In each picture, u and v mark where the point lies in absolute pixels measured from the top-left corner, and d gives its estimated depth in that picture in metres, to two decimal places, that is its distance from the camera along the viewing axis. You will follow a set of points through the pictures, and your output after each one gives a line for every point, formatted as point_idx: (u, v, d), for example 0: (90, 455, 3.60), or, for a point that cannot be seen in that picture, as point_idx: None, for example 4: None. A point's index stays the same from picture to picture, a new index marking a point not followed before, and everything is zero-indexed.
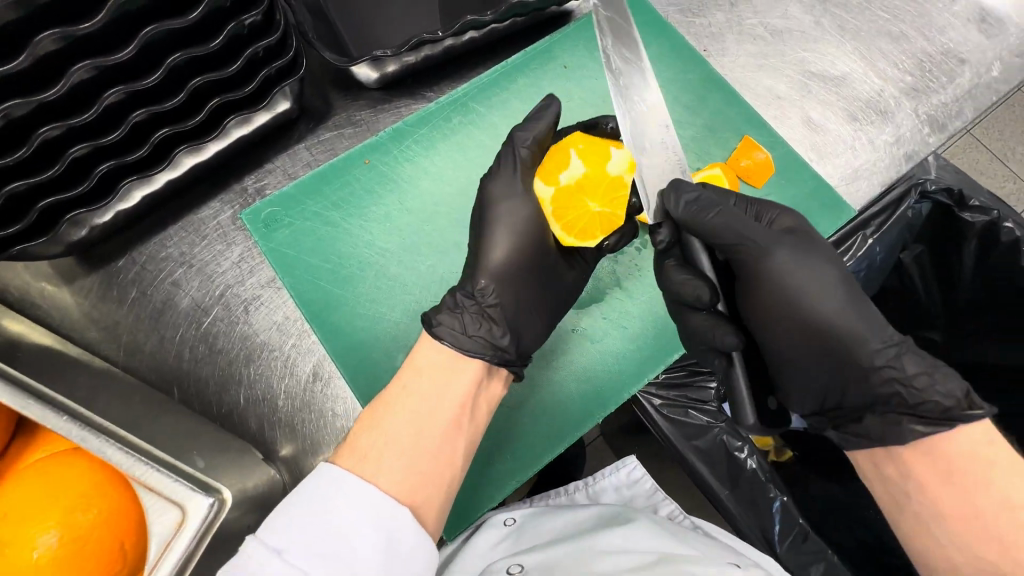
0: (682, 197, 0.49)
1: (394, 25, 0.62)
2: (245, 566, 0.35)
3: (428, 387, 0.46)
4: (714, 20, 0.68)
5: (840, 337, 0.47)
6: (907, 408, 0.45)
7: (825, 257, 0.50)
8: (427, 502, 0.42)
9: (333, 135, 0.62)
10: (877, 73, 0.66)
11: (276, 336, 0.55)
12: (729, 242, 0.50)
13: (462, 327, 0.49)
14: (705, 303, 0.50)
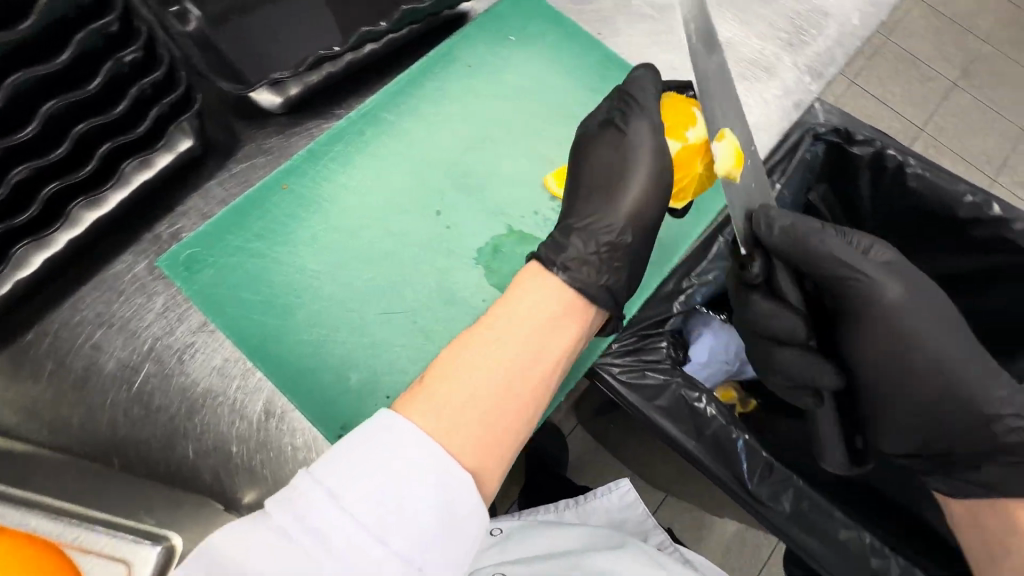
0: (779, 222, 0.49)
1: (290, 45, 0.62)
2: (295, 504, 0.33)
3: (521, 338, 0.43)
4: (603, 6, 0.75)
5: (949, 375, 0.51)
6: (1021, 456, 0.50)
7: (922, 289, 0.52)
8: (492, 465, 0.39)
9: (245, 167, 0.62)
10: (756, 35, 0.75)
11: (218, 379, 0.54)
12: (834, 279, 0.52)
13: (594, 278, 0.49)
14: (799, 339, 0.54)
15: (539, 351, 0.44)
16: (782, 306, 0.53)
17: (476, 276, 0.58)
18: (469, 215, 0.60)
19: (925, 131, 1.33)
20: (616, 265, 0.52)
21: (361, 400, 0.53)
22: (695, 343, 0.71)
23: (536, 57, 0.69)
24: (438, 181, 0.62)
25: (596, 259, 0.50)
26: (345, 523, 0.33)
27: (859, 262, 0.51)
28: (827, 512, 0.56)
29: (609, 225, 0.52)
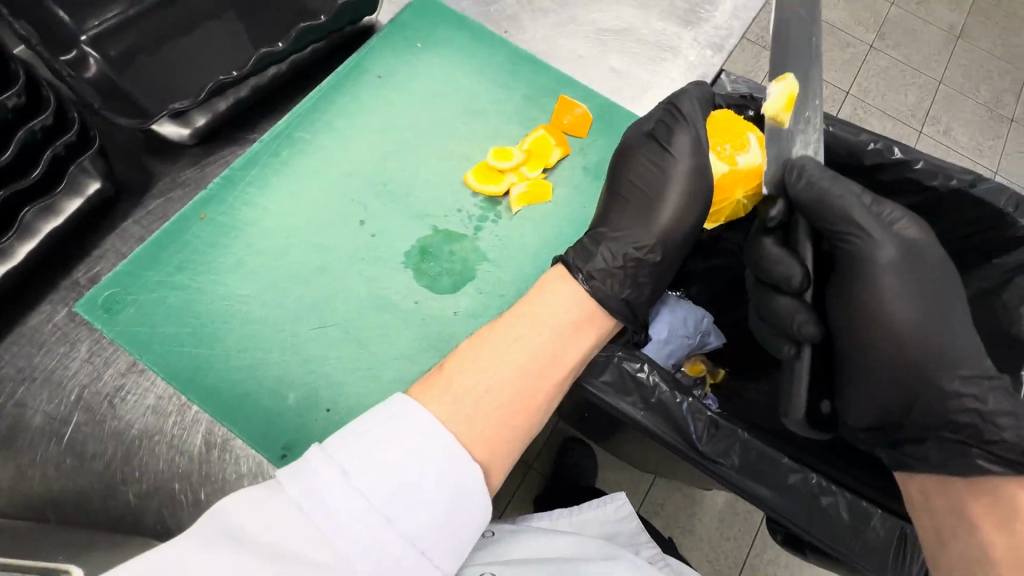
0: (805, 175, 0.49)
1: (184, 72, 0.64)
2: (312, 479, 0.34)
3: (537, 343, 0.49)
4: (507, 5, 0.77)
5: (927, 351, 0.48)
6: (979, 441, 0.46)
7: (935, 268, 0.50)
8: (498, 460, 0.44)
9: (162, 202, 0.62)
10: (655, 19, 0.79)
11: (153, 418, 0.53)
12: (836, 231, 0.51)
13: (618, 291, 0.54)
14: (796, 286, 0.50)
15: (553, 356, 0.49)
16: (789, 254, 0.50)
17: (407, 280, 0.58)
18: (393, 221, 0.61)
19: (852, 95, 1.58)
20: (641, 281, 0.56)
21: (303, 416, 0.52)
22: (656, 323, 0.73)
23: (445, 60, 0.70)
24: (359, 192, 0.62)
25: (624, 272, 0.55)
26: (360, 500, 0.34)
27: (867, 223, 0.50)
28: (773, 460, 0.58)
29: (638, 241, 0.56)
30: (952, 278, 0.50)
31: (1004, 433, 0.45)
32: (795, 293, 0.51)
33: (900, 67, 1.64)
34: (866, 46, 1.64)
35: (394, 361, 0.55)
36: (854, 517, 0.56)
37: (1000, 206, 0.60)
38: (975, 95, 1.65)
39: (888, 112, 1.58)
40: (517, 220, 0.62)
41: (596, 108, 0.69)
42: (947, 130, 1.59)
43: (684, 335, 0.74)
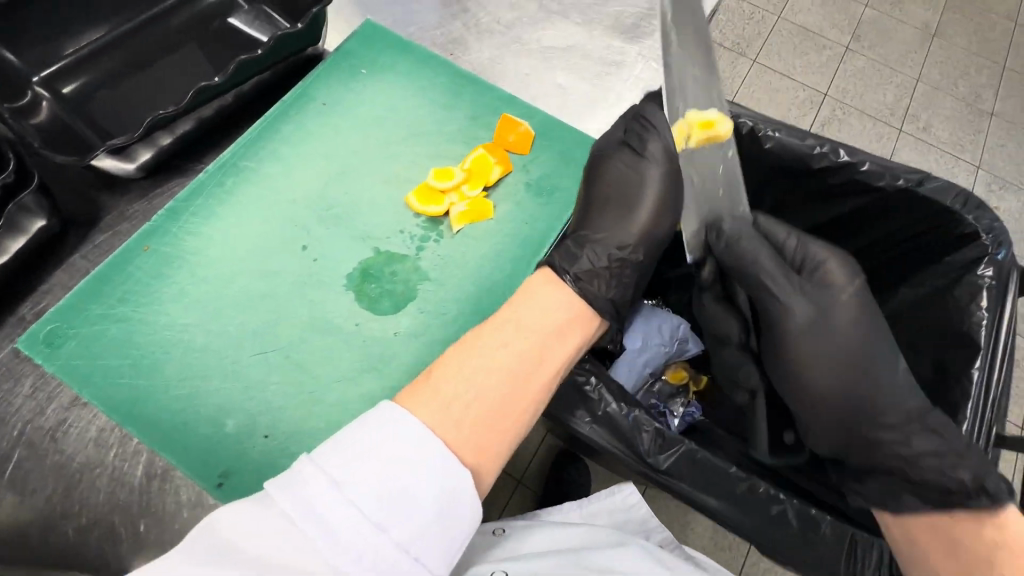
0: (723, 237, 0.60)
1: (127, 109, 0.68)
2: (305, 489, 0.36)
3: (524, 343, 0.49)
4: (453, 29, 0.79)
5: (857, 400, 0.55)
6: (910, 481, 0.53)
7: (853, 316, 0.57)
8: (489, 465, 0.44)
9: (108, 236, 0.63)
10: (600, 35, 0.80)
11: (93, 451, 0.53)
12: (763, 296, 0.59)
13: (604, 292, 0.57)
14: (735, 338, 0.67)
15: (541, 357, 0.49)
16: (730, 311, 0.62)
17: (348, 303, 0.59)
18: (336, 245, 0.61)
19: (830, 96, 1.59)
20: (625, 280, 0.59)
21: (240, 444, 0.52)
22: (632, 332, 0.79)
23: (389, 85, 0.71)
24: (304, 218, 0.62)
25: (607, 273, 0.58)
26: (350, 508, 0.36)
27: (776, 283, 0.58)
28: (720, 470, 0.58)
29: (618, 246, 0.59)
30: (875, 321, 0.57)
31: (927, 470, 0.51)
32: (738, 347, 0.62)
33: (877, 67, 1.65)
34: (842, 48, 1.66)
35: (334, 384, 0.55)
36: (802, 524, 0.57)
37: (949, 205, 0.70)
38: (954, 91, 1.65)
39: (867, 112, 1.59)
40: (458, 239, 0.63)
41: (539, 124, 0.70)
42: (927, 127, 1.59)
43: (660, 342, 0.80)
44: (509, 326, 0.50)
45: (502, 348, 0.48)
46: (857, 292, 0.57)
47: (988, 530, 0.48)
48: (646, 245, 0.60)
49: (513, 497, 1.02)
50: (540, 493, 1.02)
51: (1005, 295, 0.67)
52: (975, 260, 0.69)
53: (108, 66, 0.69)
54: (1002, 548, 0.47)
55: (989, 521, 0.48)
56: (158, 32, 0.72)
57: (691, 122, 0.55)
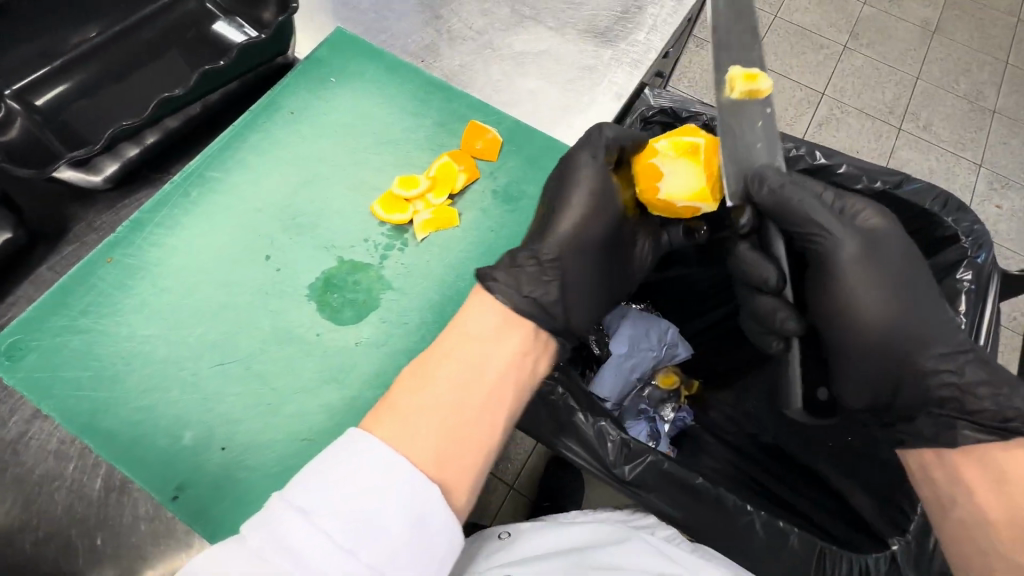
0: (769, 185, 0.52)
1: (97, 118, 0.69)
2: (275, 524, 0.39)
3: (466, 355, 0.50)
4: (426, 35, 0.79)
5: (908, 340, 0.51)
6: (964, 413, 0.49)
7: (901, 252, 0.52)
8: (452, 478, 0.45)
9: (75, 247, 0.63)
10: (573, 39, 0.79)
11: (54, 462, 0.53)
12: (811, 232, 0.53)
13: (517, 289, 0.54)
14: (772, 285, 0.53)
15: (483, 366, 0.49)
16: (765, 257, 0.53)
17: (310, 312, 0.58)
18: (299, 255, 0.61)
19: (827, 96, 1.57)
20: (547, 280, 0.56)
21: (196, 456, 0.52)
22: (617, 338, 0.76)
23: (358, 92, 0.71)
24: (269, 226, 0.62)
25: (526, 272, 0.56)
26: (321, 538, 0.39)
27: (829, 221, 0.52)
28: (684, 481, 0.58)
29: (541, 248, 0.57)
30: (919, 261, 0.53)
31: (981, 401, 0.49)
32: (773, 291, 0.53)
33: (875, 65, 1.63)
34: (840, 46, 1.64)
35: (293, 395, 0.55)
36: (767, 535, 0.57)
37: (929, 206, 0.68)
38: (955, 89, 1.62)
39: (865, 111, 1.56)
40: (423, 247, 0.62)
41: (507, 130, 0.70)
42: (927, 125, 1.56)
43: (647, 347, 0.78)
44: (451, 339, 0.51)
45: (446, 363, 0.49)
46: (900, 230, 0.53)
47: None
48: (573, 246, 0.58)
49: (505, 503, 1.02)
50: (531, 497, 1.02)
51: (984, 300, 0.65)
52: (954, 263, 0.67)
53: (81, 79, 0.70)
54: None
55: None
56: (128, 44, 0.72)
57: (735, 77, 0.53)
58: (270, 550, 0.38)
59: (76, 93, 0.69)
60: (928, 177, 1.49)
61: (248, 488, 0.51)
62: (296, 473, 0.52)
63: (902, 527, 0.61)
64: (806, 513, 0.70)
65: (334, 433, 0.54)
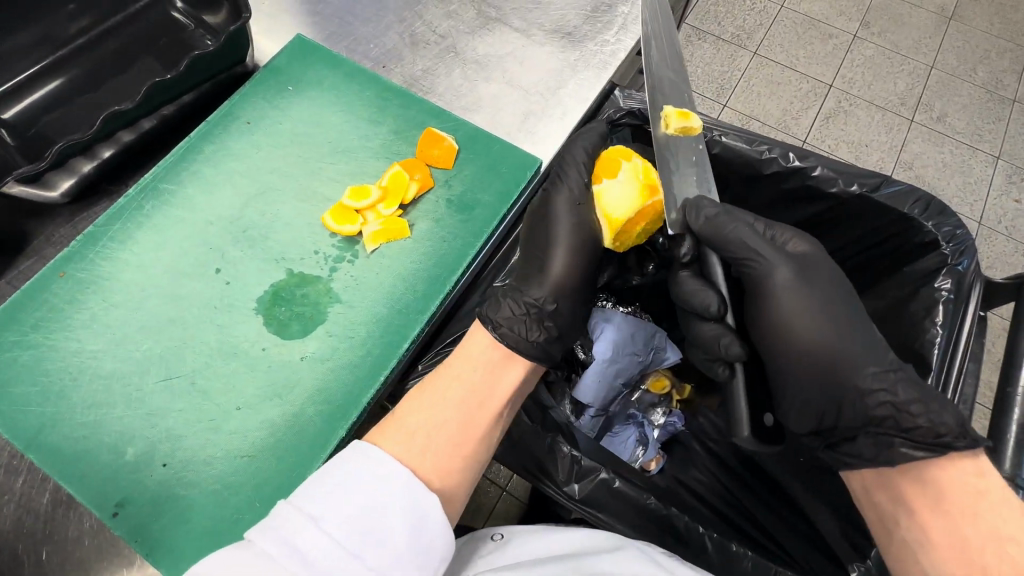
0: (703, 213, 0.54)
1: (53, 123, 0.66)
2: (284, 526, 0.39)
3: (475, 379, 0.53)
4: (391, 35, 0.76)
5: (841, 361, 0.52)
6: (901, 431, 0.49)
7: (828, 277, 0.55)
8: (453, 491, 0.48)
9: (35, 260, 0.64)
10: (542, 37, 0.76)
11: (4, 476, 0.55)
12: (745, 258, 0.55)
13: (523, 336, 0.55)
14: (715, 311, 0.54)
15: (490, 390, 0.53)
16: (705, 284, 0.56)
17: (257, 326, 0.58)
18: (249, 269, 0.61)
19: (835, 87, 1.50)
20: (547, 323, 0.58)
21: (137, 472, 0.52)
22: (599, 342, 0.73)
23: (315, 102, 0.70)
24: (220, 239, 0.62)
25: (526, 317, 0.57)
26: (330, 543, 0.39)
27: (762, 247, 0.54)
28: (638, 502, 0.59)
29: (536, 294, 0.59)
30: (846, 286, 0.55)
31: (917, 418, 0.48)
32: (715, 316, 0.55)
33: (887, 55, 1.56)
34: (850, 36, 1.58)
35: (236, 411, 0.55)
36: (720, 554, 0.61)
37: (906, 210, 0.65)
38: (972, 78, 1.54)
39: (875, 102, 1.49)
40: (373, 259, 0.62)
41: (465, 137, 0.68)
42: (941, 116, 1.48)
43: (633, 352, 0.74)
44: (462, 363, 0.54)
45: (455, 385, 0.52)
46: (825, 259, 0.56)
47: (969, 477, 0.45)
48: (565, 290, 0.59)
49: (498, 503, 1.00)
50: (525, 501, 1.00)
51: (964, 309, 0.61)
52: (933, 272, 0.64)
53: (57, 82, 0.68)
54: (985, 496, 0.44)
55: (969, 466, 0.46)
56: (99, 52, 0.69)
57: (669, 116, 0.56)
58: (277, 556, 0.37)
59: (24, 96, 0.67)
60: (942, 170, 1.42)
61: (189, 504, 0.52)
62: (237, 491, 0.52)
63: (863, 553, 0.63)
64: (774, 535, 0.68)
65: (276, 450, 0.54)
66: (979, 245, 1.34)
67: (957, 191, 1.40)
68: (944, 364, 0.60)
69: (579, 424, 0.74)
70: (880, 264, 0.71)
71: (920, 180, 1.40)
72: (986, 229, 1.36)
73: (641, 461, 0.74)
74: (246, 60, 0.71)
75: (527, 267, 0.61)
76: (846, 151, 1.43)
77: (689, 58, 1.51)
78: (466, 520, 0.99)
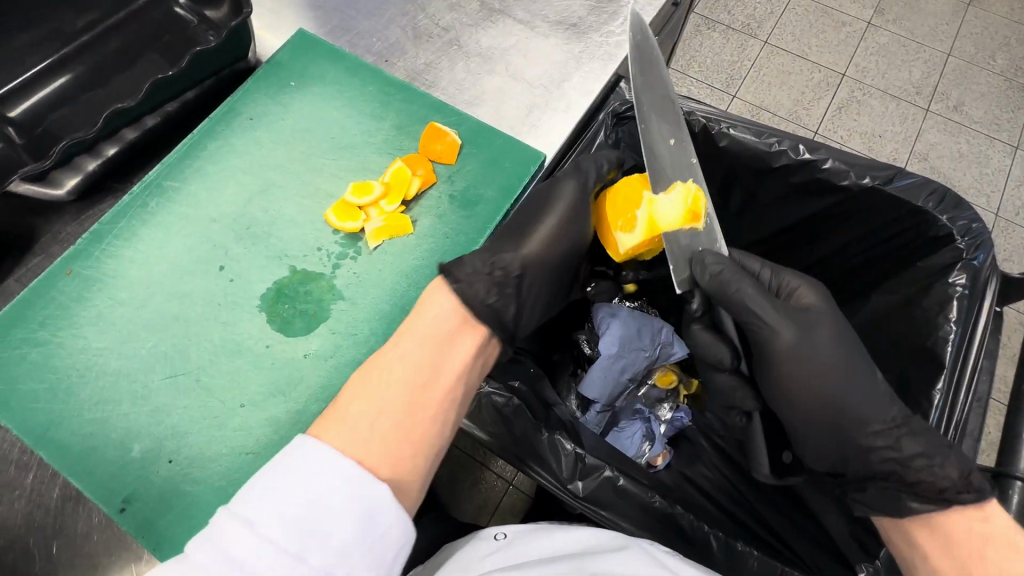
0: (707, 270, 0.56)
1: (57, 121, 0.66)
2: (221, 535, 0.39)
3: (420, 357, 0.51)
4: (393, 26, 0.75)
5: (848, 415, 0.54)
6: (904, 484, 0.52)
7: (835, 329, 0.56)
8: (406, 478, 0.48)
9: (42, 258, 0.65)
10: (546, 28, 0.75)
11: (14, 472, 0.55)
12: (750, 319, 0.56)
13: (478, 298, 0.55)
14: (727, 364, 0.61)
15: (434, 369, 0.52)
16: (716, 337, 0.61)
17: (261, 324, 0.59)
18: (252, 265, 0.61)
19: (848, 77, 1.47)
20: (508, 291, 0.57)
21: (145, 468, 0.53)
22: (604, 335, 0.72)
23: (318, 98, 0.69)
24: (223, 236, 0.62)
25: (489, 279, 0.56)
26: (266, 547, 0.39)
27: (764, 310, 0.55)
28: (646, 502, 0.59)
29: (505, 257, 0.57)
30: (851, 335, 0.57)
31: (921, 473, 0.51)
32: (728, 369, 0.61)
33: (902, 42, 1.52)
34: (864, 23, 1.54)
35: (239, 408, 0.55)
36: (725, 554, 0.61)
37: (921, 203, 0.63)
38: (991, 66, 1.50)
39: (890, 91, 1.46)
40: (377, 255, 0.61)
41: (467, 132, 0.68)
42: (958, 105, 1.45)
43: (640, 347, 0.74)
44: (407, 340, 0.52)
45: (399, 365, 0.51)
46: (829, 309, 0.57)
47: (974, 522, 0.49)
48: (539, 258, 0.59)
49: (504, 497, 1.00)
50: (531, 494, 1.00)
51: (979, 304, 0.60)
52: (947, 266, 0.62)
53: (62, 79, 0.68)
54: (990, 539, 0.48)
55: (973, 513, 0.49)
56: (102, 47, 0.69)
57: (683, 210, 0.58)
58: (214, 566, 0.38)
59: (27, 93, 0.67)
60: (958, 161, 1.38)
61: (194, 501, 0.52)
62: (242, 487, 0.53)
63: (870, 553, 0.61)
64: (781, 535, 0.67)
65: (280, 447, 0.54)
66: (996, 237, 1.31)
67: (974, 182, 1.36)
68: (957, 361, 0.59)
69: (585, 420, 0.74)
70: (890, 263, 0.70)
71: (936, 171, 1.37)
72: (1004, 221, 1.33)
73: (648, 456, 0.73)
74: (249, 55, 0.70)
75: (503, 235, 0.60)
76: (859, 142, 1.40)
77: (698, 49, 1.48)
78: (473, 516, 0.99)
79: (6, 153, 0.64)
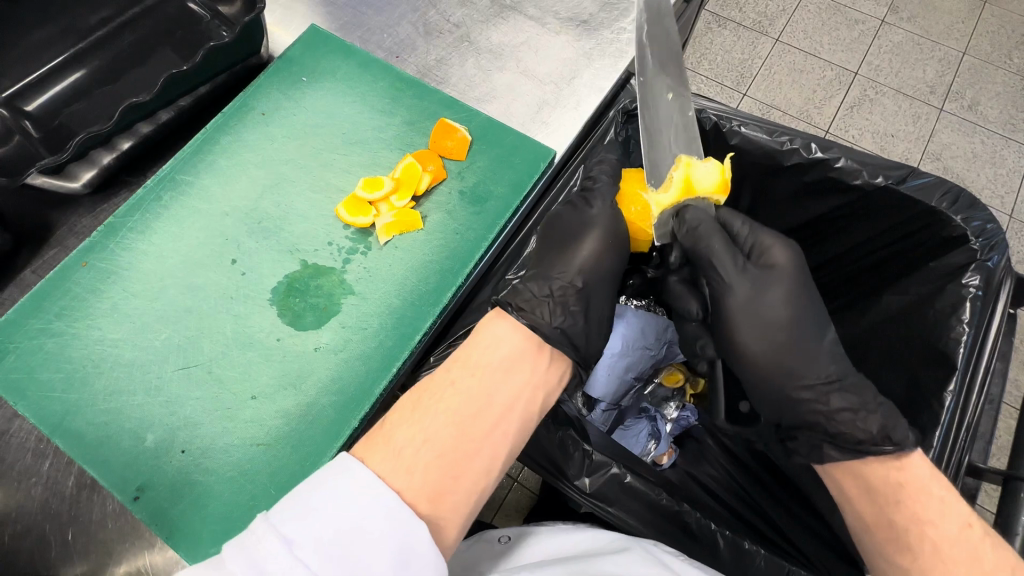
0: (686, 223, 0.57)
1: (73, 115, 0.67)
2: (256, 550, 0.38)
3: (470, 388, 0.50)
4: (403, 22, 0.75)
5: (793, 368, 0.55)
6: (829, 434, 0.53)
7: (799, 295, 0.56)
8: (446, 513, 0.46)
9: (57, 251, 0.66)
10: (555, 24, 0.75)
11: (32, 460, 0.57)
12: (708, 276, 0.57)
13: (547, 320, 0.56)
14: (693, 314, 0.62)
15: (486, 399, 0.50)
16: (688, 291, 0.62)
17: (272, 317, 0.59)
18: (264, 259, 0.61)
19: (860, 75, 1.45)
20: (571, 308, 0.58)
21: (157, 458, 0.54)
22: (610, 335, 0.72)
23: (329, 93, 0.70)
24: (234, 228, 0.63)
25: (550, 301, 0.57)
26: (301, 570, 0.38)
27: (722, 267, 0.56)
28: (651, 501, 0.59)
29: (557, 279, 0.59)
30: (818, 300, 0.57)
31: (843, 424, 0.52)
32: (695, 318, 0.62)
33: (916, 40, 1.50)
34: (877, 21, 1.52)
35: (250, 400, 0.56)
36: (733, 553, 0.61)
37: (933, 204, 0.63)
38: (1006, 64, 1.48)
39: (903, 90, 1.44)
40: (386, 250, 0.62)
41: (478, 128, 0.68)
42: (972, 105, 1.43)
43: (645, 346, 0.74)
44: (459, 369, 0.51)
45: (449, 393, 0.50)
46: (799, 272, 0.57)
47: (889, 471, 0.49)
48: (590, 275, 0.60)
49: (509, 493, 1.01)
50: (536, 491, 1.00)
51: (991, 307, 0.60)
52: (960, 267, 0.61)
53: (77, 74, 0.69)
54: (905, 487, 0.48)
55: (890, 461, 0.49)
56: (117, 42, 0.70)
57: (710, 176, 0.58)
58: None
59: (44, 87, 0.68)
60: (971, 161, 1.37)
61: (205, 490, 0.53)
62: (253, 478, 0.54)
63: None
64: (783, 531, 0.68)
65: (290, 440, 0.55)
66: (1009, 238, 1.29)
67: (988, 182, 1.35)
68: (968, 364, 0.58)
69: (590, 418, 0.73)
70: (900, 267, 0.69)
71: (948, 171, 1.36)
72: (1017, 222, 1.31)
73: (653, 455, 0.74)
74: (261, 51, 0.71)
75: (550, 253, 0.61)
76: (871, 141, 1.38)
77: (708, 46, 1.47)
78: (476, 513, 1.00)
79: (23, 146, 0.65)
